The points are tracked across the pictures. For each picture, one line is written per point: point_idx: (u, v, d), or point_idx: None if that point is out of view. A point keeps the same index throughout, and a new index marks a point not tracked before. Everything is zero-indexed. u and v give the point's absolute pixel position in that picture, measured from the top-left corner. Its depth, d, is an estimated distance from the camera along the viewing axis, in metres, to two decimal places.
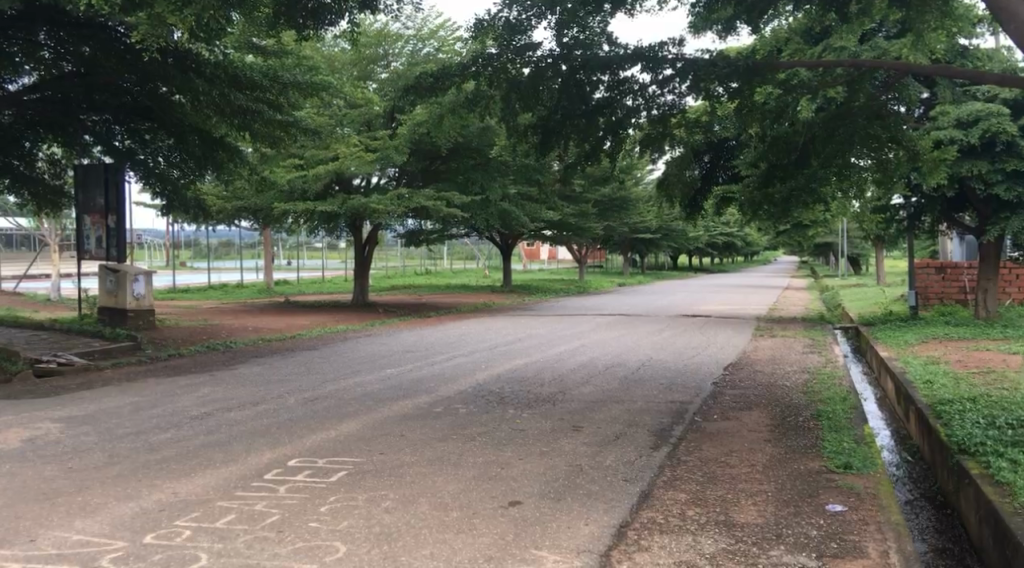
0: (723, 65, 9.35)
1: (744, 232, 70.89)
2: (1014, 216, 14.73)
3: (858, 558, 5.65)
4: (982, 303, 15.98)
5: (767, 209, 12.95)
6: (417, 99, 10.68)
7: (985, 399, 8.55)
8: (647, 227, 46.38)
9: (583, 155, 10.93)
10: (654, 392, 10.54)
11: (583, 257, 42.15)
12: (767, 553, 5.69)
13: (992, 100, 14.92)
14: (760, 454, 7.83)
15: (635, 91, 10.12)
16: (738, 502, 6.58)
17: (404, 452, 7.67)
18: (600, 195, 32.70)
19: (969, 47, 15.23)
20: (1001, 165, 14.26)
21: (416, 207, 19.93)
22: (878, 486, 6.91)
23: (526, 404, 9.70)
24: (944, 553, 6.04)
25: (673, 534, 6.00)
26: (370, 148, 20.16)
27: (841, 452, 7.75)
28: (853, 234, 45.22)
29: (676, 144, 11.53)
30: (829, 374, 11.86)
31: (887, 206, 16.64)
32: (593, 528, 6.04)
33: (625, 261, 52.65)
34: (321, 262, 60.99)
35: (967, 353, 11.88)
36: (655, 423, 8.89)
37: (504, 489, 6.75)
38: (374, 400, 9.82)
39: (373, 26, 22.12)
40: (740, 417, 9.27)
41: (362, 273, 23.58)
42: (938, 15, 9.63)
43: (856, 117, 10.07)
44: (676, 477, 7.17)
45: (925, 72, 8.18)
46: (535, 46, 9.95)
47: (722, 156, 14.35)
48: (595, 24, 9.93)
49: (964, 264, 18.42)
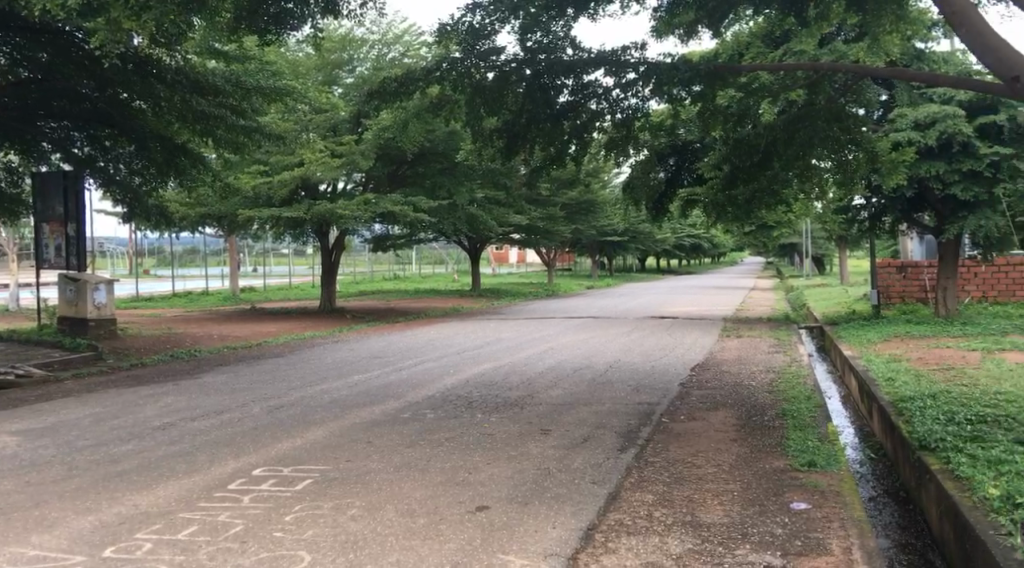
0: (686, 68, 9.42)
1: (710, 234, 71.20)
2: (973, 215, 15.02)
3: (823, 555, 5.71)
4: (942, 301, 16.18)
5: (730, 212, 12.98)
6: (381, 102, 10.69)
7: (946, 395, 8.69)
8: (614, 230, 46.36)
9: (548, 159, 11.00)
10: (621, 394, 10.60)
11: (551, 259, 42.07)
12: (733, 553, 5.74)
13: (948, 102, 15.20)
14: (726, 454, 7.90)
15: (598, 96, 10.15)
16: (704, 503, 6.63)
17: (371, 459, 7.64)
18: (567, 198, 32.88)
19: (926, 50, 15.44)
20: (959, 165, 14.54)
21: (381, 211, 19.81)
22: (841, 483, 7.00)
23: (494, 407, 9.72)
24: (907, 548, 6.13)
25: (641, 534, 6.04)
26: (335, 153, 20.08)
27: (806, 450, 7.84)
28: (818, 236, 45.58)
29: (641, 148, 11.62)
30: (794, 373, 11.98)
31: (848, 207, 16.84)
32: (560, 531, 6.06)
33: (592, 264, 51.64)
34: (287, 268, 60.41)
35: (927, 350, 12.05)
36: (621, 425, 8.94)
37: (471, 494, 6.75)
38: (340, 407, 9.77)
39: (337, 31, 22.15)
40: (707, 417, 9.36)
41: (329, 276, 23.40)
42: (892, 19, 9.92)
43: (816, 119, 10.24)
44: (643, 478, 7.21)
45: (883, 75, 8.25)
46: (498, 50, 9.90)
47: (687, 158, 14.40)
48: (559, 28, 9.87)
49: (925, 263, 18.66)
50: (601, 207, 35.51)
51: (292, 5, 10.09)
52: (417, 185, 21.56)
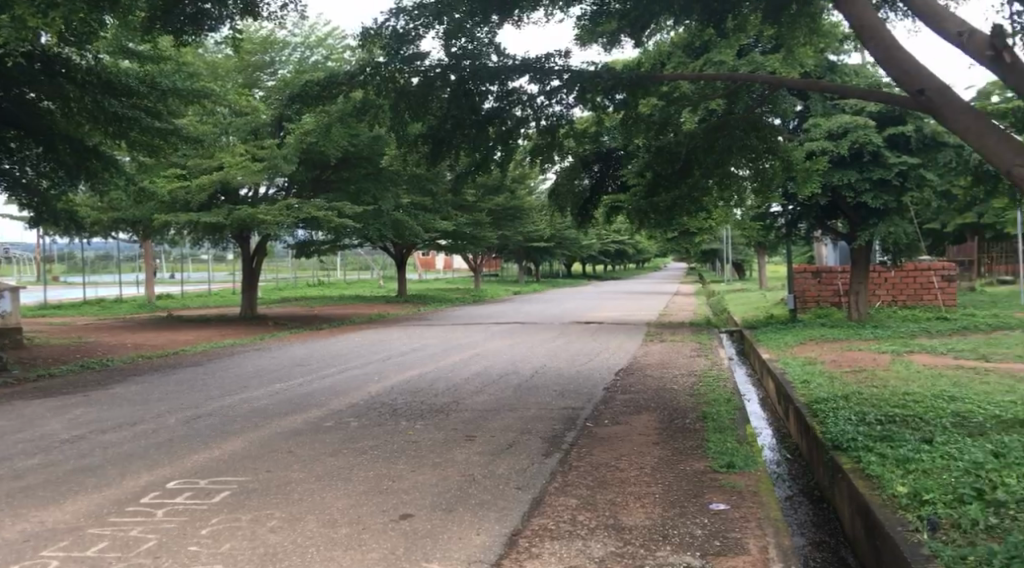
0: (608, 77, 9.58)
1: (634, 241, 72.13)
2: (883, 222, 15.57)
3: (740, 555, 5.82)
4: (855, 305, 16.72)
5: (652, 219, 13.19)
6: (303, 106, 10.57)
7: (858, 396, 8.98)
8: (541, 237, 46.58)
9: (472, 165, 11.01)
10: (546, 399, 10.65)
11: (478, 265, 42.07)
12: (654, 555, 5.83)
13: (859, 113, 15.73)
14: (648, 456, 8.02)
15: (523, 102, 10.21)
16: (626, 505, 6.72)
17: (292, 469, 7.51)
18: (494, 204, 32.95)
19: (838, 63, 15.96)
20: (870, 174, 15.05)
21: (305, 217, 19.56)
22: (759, 483, 7.16)
23: (419, 414, 9.67)
24: (821, 546, 6.30)
25: (564, 539, 6.08)
26: (256, 157, 19.75)
27: (725, 451, 8.01)
28: (739, 243, 46.60)
29: (566, 155, 11.72)
30: (714, 377, 12.24)
31: (765, 215, 17.30)
32: (484, 537, 6.06)
33: (519, 271, 51.77)
34: (207, 275, 59.02)
35: (841, 353, 12.42)
36: (546, 430, 8.98)
37: (395, 502, 6.69)
38: (260, 416, 9.59)
39: (258, 33, 21.80)
40: (630, 421, 9.47)
41: (250, 282, 22.98)
42: (805, 31, 10.37)
43: (734, 129, 10.50)
44: (567, 482, 7.26)
45: (798, 87, 8.49)
46: (422, 55, 9.90)
47: (610, 165, 14.44)
48: (483, 34, 9.91)
49: (838, 269, 19.23)
50: (527, 213, 35.67)
51: (209, 6, 9.89)
52: (341, 190, 21.33)
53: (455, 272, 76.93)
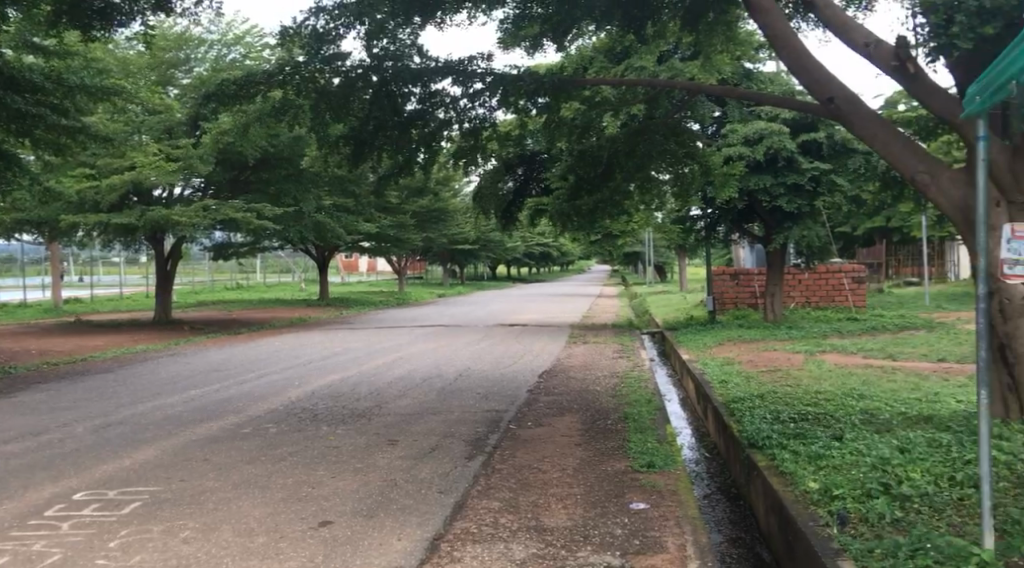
0: (531, 80, 9.64)
1: (558, 243, 72.63)
2: (797, 226, 16.01)
3: (659, 553, 5.90)
4: (770, 306, 17.14)
5: (575, 222, 13.31)
6: (219, 105, 10.34)
7: (773, 395, 9.20)
8: (465, 239, 46.53)
9: (394, 167, 10.93)
10: (469, 402, 10.64)
11: (401, 268, 41.83)
12: (574, 555, 5.86)
13: (774, 119, 16.13)
14: (570, 458, 8.07)
15: (446, 104, 10.18)
16: (548, 507, 6.75)
17: (206, 477, 7.33)
18: (417, 206, 32.79)
19: (754, 70, 16.35)
20: (785, 179, 15.46)
21: (222, 218, 19.16)
22: (678, 482, 7.28)
23: (339, 419, 9.55)
24: (737, 542, 6.43)
25: (486, 542, 6.07)
26: (171, 156, 19.27)
27: (645, 451, 8.12)
28: (660, 245, 47.39)
29: (489, 158, 11.73)
30: (636, 378, 12.39)
31: (685, 218, 17.61)
32: (405, 542, 6.01)
33: (443, 273, 51.66)
34: (120, 278, 57.27)
35: (757, 354, 12.72)
36: (469, 433, 8.97)
37: (314, 509, 6.60)
38: (173, 424, 9.34)
39: (172, 29, 21.26)
40: (553, 423, 9.52)
41: (164, 285, 22.38)
42: (722, 39, 10.63)
43: (654, 133, 10.69)
44: (489, 485, 7.25)
45: (715, 93, 8.67)
46: (343, 56, 9.78)
47: (535, 168, 13.89)
48: (405, 36, 9.84)
49: (755, 271, 19.69)
50: (451, 215, 35.61)
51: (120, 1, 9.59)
52: (261, 191, 20.95)
53: (378, 275, 76.33)
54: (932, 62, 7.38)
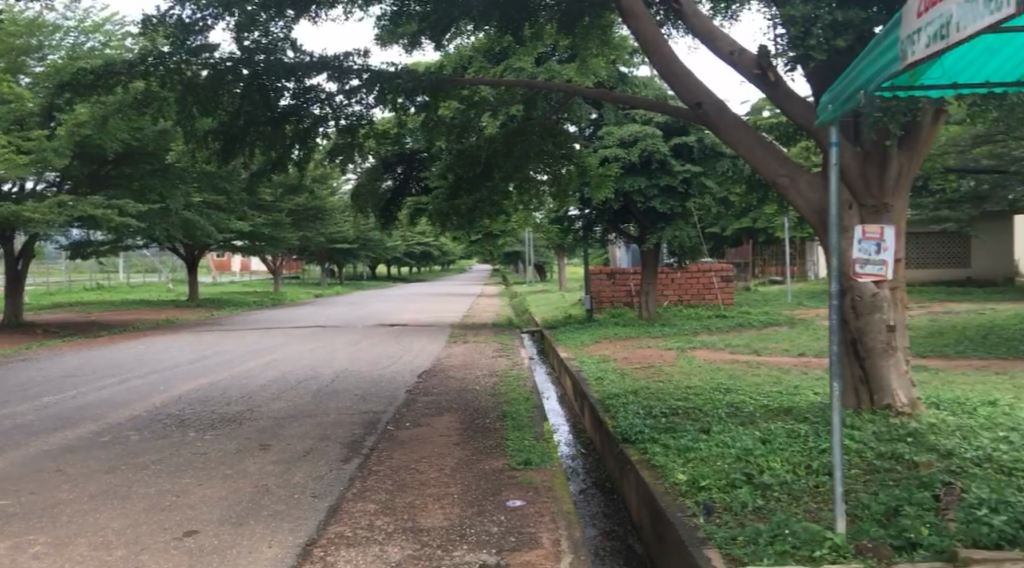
0: (408, 78, 9.57)
1: (438, 242, 72.44)
2: (670, 226, 16.49)
3: (534, 549, 5.95)
4: (645, 304, 17.58)
5: (453, 221, 13.30)
6: (76, 96, 9.82)
7: (646, 391, 9.44)
8: (342, 237, 45.84)
9: (267, 164, 10.64)
10: (346, 403, 10.47)
11: (276, 267, 40.80)
12: (450, 554, 5.85)
13: (648, 123, 16.53)
14: (447, 457, 8.04)
15: (321, 100, 9.99)
16: (424, 507, 6.71)
17: (60, 489, 6.95)
18: (293, 203, 32.06)
19: (628, 74, 16.74)
20: (658, 181, 15.89)
21: (81, 215, 18.23)
22: (554, 478, 7.37)
23: (207, 425, 9.22)
24: (610, 535, 6.56)
25: (361, 545, 5.99)
26: (23, 149, 18.19)
27: (523, 449, 8.19)
28: (539, 245, 47.95)
29: (366, 155, 11.57)
30: (514, 376, 12.49)
31: (563, 218, 17.86)
32: (276, 550, 5.86)
33: (321, 273, 50.76)
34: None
35: (632, 351, 13.02)
36: (345, 435, 8.82)
37: (179, 518, 6.35)
38: (23, 433, 8.80)
39: (23, 15, 20.06)
40: (431, 423, 9.48)
41: (16, 286, 21.11)
42: (597, 43, 10.85)
43: (531, 134, 10.82)
44: (365, 487, 7.16)
45: (591, 96, 8.81)
46: (211, 47, 9.44)
47: (414, 167, 14.03)
48: (278, 29, 9.62)
49: (630, 270, 20.16)
50: (328, 213, 34.99)
51: None
52: (124, 187, 20.04)
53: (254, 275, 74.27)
54: (791, 71, 7.74)
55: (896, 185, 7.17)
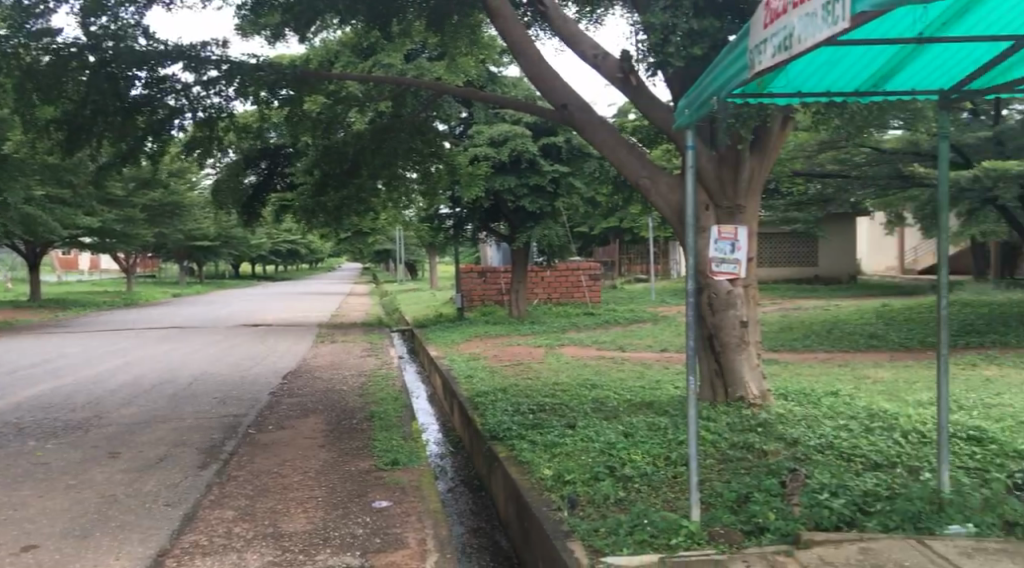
0: (270, 71, 9.31)
1: (306, 240, 70.92)
2: (539, 225, 16.68)
3: (399, 549, 5.88)
4: (514, 302, 17.71)
5: (320, 218, 13.03)
6: None
7: (514, 388, 9.50)
8: (203, 234, 44.21)
9: (117, 157, 10.11)
10: (205, 407, 10.08)
11: (132, 266, 38.92)
12: (313, 559, 5.71)
13: (517, 123, 16.66)
14: (312, 460, 7.86)
15: (177, 91, 9.60)
16: (286, 511, 6.53)
17: None
18: (149, 199, 30.67)
19: (498, 74, 16.83)
20: (527, 181, 16.06)
21: None
22: (421, 478, 7.30)
23: (51, 433, 8.68)
24: (477, 532, 6.56)
25: (218, 553, 5.77)
26: None
27: (390, 449, 8.09)
28: (410, 242, 47.59)
29: (227, 150, 11.18)
30: (383, 375, 12.34)
31: (433, 216, 17.80)
32: (124, 562, 5.57)
33: (181, 272, 48.79)
34: None
35: (501, 348, 13.09)
36: (203, 440, 8.49)
37: (16, 533, 5.95)
38: None
39: None
40: (296, 425, 9.25)
41: None
42: (467, 42, 10.85)
43: (400, 131, 10.72)
44: (224, 494, 6.90)
45: (459, 94, 8.78)
46: (53, 32, 8.93)
47: (279, 164, 13.93)
48: (128, 15, 9.16)
49: (500, 269, 20.29)
50: (187, 210, 33.66)
51: None
52: None
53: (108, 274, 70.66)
54: (653, 76, 7.93)
55: (748, 187, 7.46)
